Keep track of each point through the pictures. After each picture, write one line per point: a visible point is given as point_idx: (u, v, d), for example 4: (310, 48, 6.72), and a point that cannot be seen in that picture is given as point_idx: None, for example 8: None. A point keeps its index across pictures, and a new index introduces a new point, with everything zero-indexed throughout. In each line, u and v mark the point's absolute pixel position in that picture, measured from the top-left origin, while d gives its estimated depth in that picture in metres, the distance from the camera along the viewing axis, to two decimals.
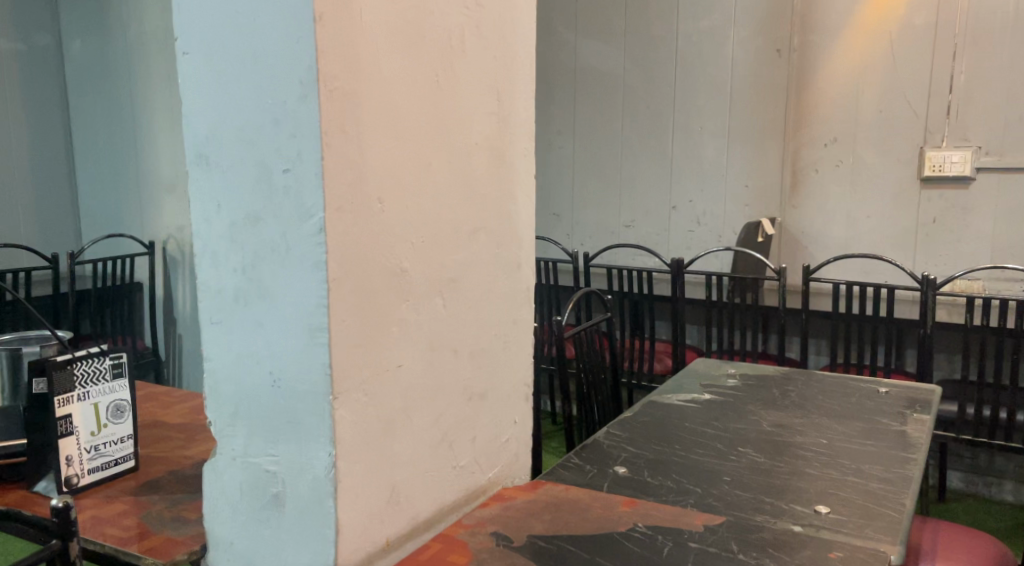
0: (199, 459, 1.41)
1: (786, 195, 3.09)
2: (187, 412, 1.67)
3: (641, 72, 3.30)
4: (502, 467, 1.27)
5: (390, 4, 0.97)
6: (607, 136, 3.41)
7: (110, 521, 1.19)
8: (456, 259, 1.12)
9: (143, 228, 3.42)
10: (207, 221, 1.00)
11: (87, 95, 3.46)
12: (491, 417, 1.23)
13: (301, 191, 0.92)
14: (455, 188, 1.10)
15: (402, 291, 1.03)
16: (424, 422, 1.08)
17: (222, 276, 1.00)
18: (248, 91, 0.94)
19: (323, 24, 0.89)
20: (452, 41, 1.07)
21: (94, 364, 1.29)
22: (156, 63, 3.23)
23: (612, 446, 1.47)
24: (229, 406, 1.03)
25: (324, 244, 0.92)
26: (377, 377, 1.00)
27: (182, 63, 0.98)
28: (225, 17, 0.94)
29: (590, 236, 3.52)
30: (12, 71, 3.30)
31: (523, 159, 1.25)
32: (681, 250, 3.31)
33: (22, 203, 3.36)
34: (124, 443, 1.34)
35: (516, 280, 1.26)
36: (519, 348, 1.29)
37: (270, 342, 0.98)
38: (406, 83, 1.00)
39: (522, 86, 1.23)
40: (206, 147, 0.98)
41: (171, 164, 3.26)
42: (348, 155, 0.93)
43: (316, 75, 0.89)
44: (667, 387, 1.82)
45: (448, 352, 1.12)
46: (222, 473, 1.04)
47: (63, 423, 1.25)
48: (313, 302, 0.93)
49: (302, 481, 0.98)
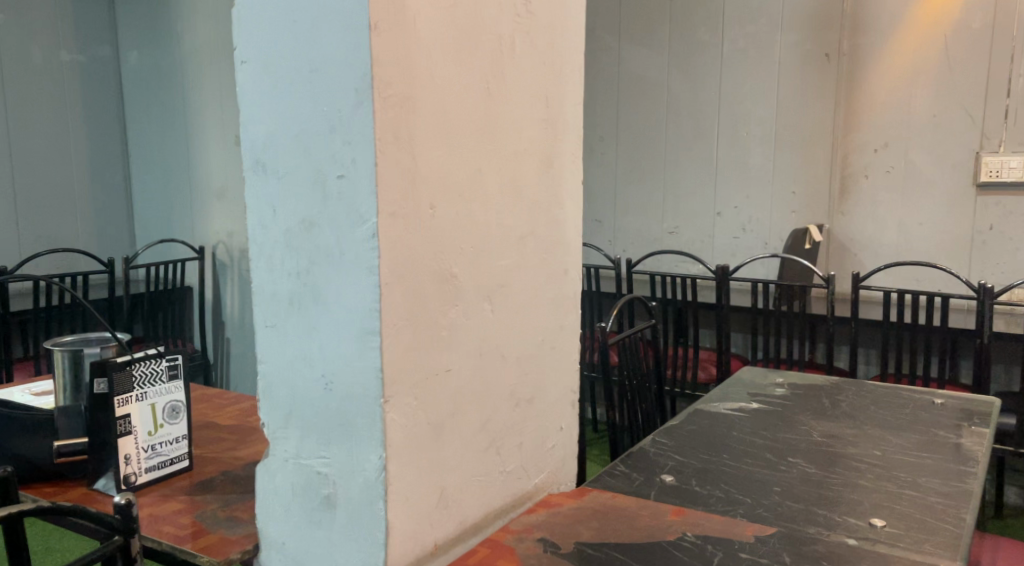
0: (250, 461, 1.44)
1: (834, 201, 3.04)
2: (237, 414, 1.70)
3: (686, 78, 3.27)
4: (548, 473, 1.27)
5: (444, 11, 0.98)
6: (651, 142, 3.39)
7: (166, 520, 1.22)
8: (505, 265, 1.12)
9: (193, 233, 3.49)
10: (263, 227, 1.02)
11: (142, 103, 3.55)
12: (538, 423, 1.23)
13: (355, 197, 0.94)
14: (504, 194, 1.11)
15: (451, 297, 1.03)
16: (472, 427, 1.09)
17: (276, 280, 1.02)
18: (303, 98, 0.96)
19: (378, 32, 0.90)
20: (502, 49, 1.08)
21: (152, 365, 1.32)
22: (208, 72, 3.30)
23: (658, 454, 1.46)
24: (282, 408, 1.05)
25: (377, 248, 0.93)
26: (427, 382, 1.01)
27: (240, 71, 1.00)
28: (283, 27, 0.96)
29: (633, 242, 3.49)
30: (72, 81, 3.40)
31: (571, 166, 1.25)
32: (726, 257, 3.27)
33: (79, 208, 3.46)
34: (179, 443, 1.37)
35: (564, 286, 1.27)
36: (566, 355, 1.29)
37: (323, 345, 0.99)
38: (458, 91, 1.01)
39: (571, 92, 1.24)
40: (263, 153, 1.00)
41: (221, 170, 3.33)
42: (401, 162, 0.94)
43: (370, 83, 0.90)
44: (714, 396, 1.80)
45: (496, 357, 1.13)
46: (274, 474, 1.06)
47: (122, 423, 1.28)
48: (366, 307, 0.95)
49: (352, 484, 0.99)
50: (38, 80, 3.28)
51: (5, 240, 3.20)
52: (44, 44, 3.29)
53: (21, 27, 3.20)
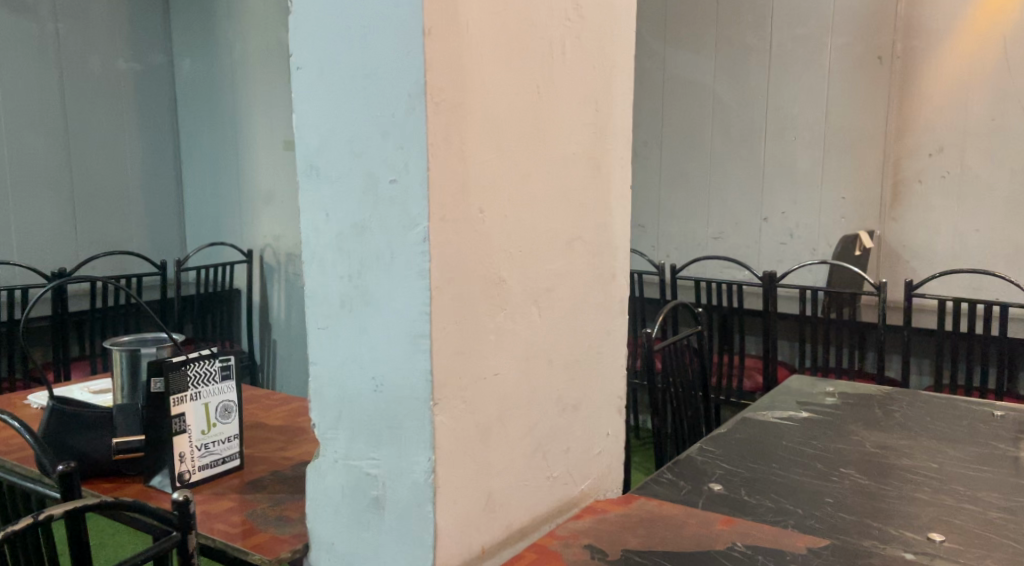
0: (299, 461, 1.46)
1: (885, 207, 2.98)
2: (286, 415, 1.73)
3: (733, 82, 3.23)
4: (594, 480, 1.27)
5: (495, 15, 0.98)
6: (696, 147, 3.36)
7: (219, 517, 1.24)
8: (552, 269, 1.12)
9: (242, 236, 3.56)
10: (316, 230, 1.04)
11: (194, 109, 3.63)
12: (585, 429, 1.23)
13: (406, 201, 0.95)
14: (553, 198, 1.11)
15: (500, 300, 1.04)
16: (519, 431, 1.09)
17: (328, 283, 1.03)
18: (357, 104, 0.97)
19: (432, 37, 0.91)
20: (552, 53, 1.08)
21: (205, 365, 1.34)
22: (258, 78, 3.37)
23: (705, 462, 1.45)
24: (332, 410, 1.06)
25: (428, 252, 0.94)
26: (475, 385, 1.01)
27: (296, 77, 1.02)
28: (337, 33, 0.98)
29: (677, 247, 3.46)
30: (127, 88, 3.49)
31: (620, 171, 1.25)
32: (773, 263, 3.21)
33: (133, 212, 3.54)
34: (231, 442, 1.40)
35: (611, 291, 1.26)
36: (613, 361, 1.28)
37: (374, 348, 1.00)
38: (509, 95, 1.01)
39: (620, 96, 1.23)
40: (317, 158, 1.02)
41: (270, 175, 3.39)
42: (452, 166, 0.95)
43: (423, 88, 0.91)
44: (761, 405, 1.78)
45: (543, 362, 1.13)
46: (324, 475, 1.07)
47: (177, 421, 1.31)
48: (415, 310, 0.95)
49: (401, 485, 1.00)
50: (96, 87, 3.37)
51: (63, 242, 3.29)
52: (102, 53, 3.39)
53: (79, 36, 3.29)
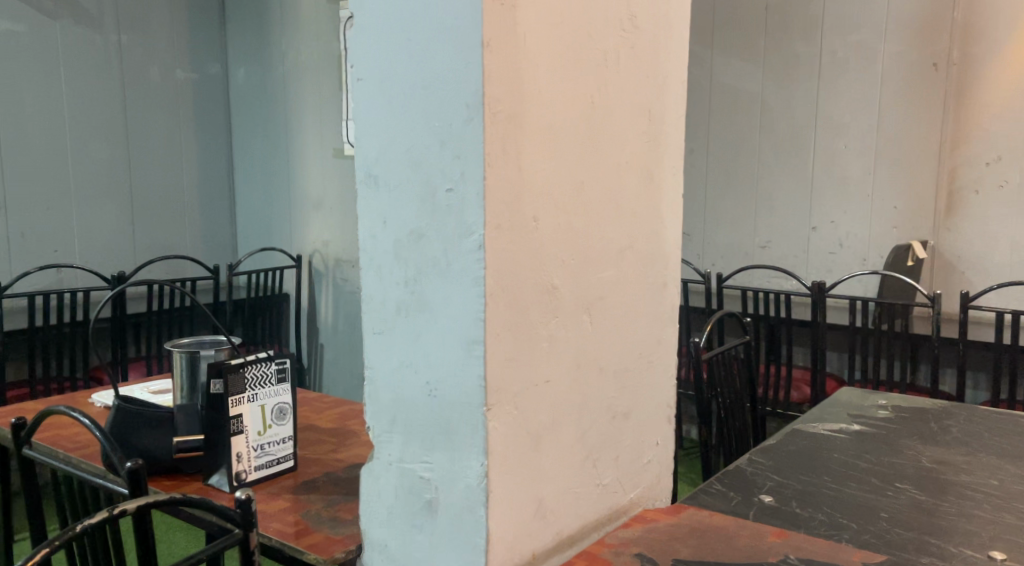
0: (351, 464, 1.49)
1: (940, 217, 2.91)
2: (337, 418, 1.76)
3: (782, 89, 3.18)
4: (643, 488, 1.26)
5: (553, 27, 0.99)
6: (742, 155, 3.31)
7: (275, 517, 1.27)
8: (604, 277, 1.13)
9: (292, 242, 3.62)
10: (373, 237, 1.06)
11: (247, 118, 3.70)
12: (635, 437, 1.23)
13: (463, 209, 0.96)
14: (606, 208, 1.12)
15: (552, 308, 1.05)
16: (570, 438, 1.10)
17: (385, 289, 1.05)
18: (416, 114, 0.99)
19: (490, 49, 0.92)
20: (607, 63, 1.09)
21: (262, 368, 1.38)
22: (309, 87, 3.43)
23: (755, 474, 1.43)
24: (386, 414, 1.08)
25: (483, 260, 0.95)
26: (528, 391, 1.02)
27: (356, 89, 1.05)
28: (398, 45, 1.00)
29: (723, 256, 3.42)
30: (184, 97, 3.57)
31: (672, 179, 1.25)
32: (822, 273, 3.16)
33: (188, 218, 3.63)
34: (286, 443, 1.43)
35: (662, 299, 1.26)
36: (664, 370, 1.28)
37: (428, 353, 1.02)
38: (564, 104, 1.02)
39: (674, 105, 1.23)
40: (376, 167, 1.04)
41: (320, 183, 3.46)
42: (507, 175, 0.96)
43: (481, 99, 0.92)
44: (812, 417, 1.75)
45: (594, 370, 1.13)
46: (378, 477, 1.09)
47: (235, 422, 1.34)
48: (470, 316, 0.97)
49: (455, 490, 1.01)
50: (155, 97, 3.46)
51: (121, 246, 3.38)
52: (162, 64, 3.48)
53: (140, 47, 3.39)
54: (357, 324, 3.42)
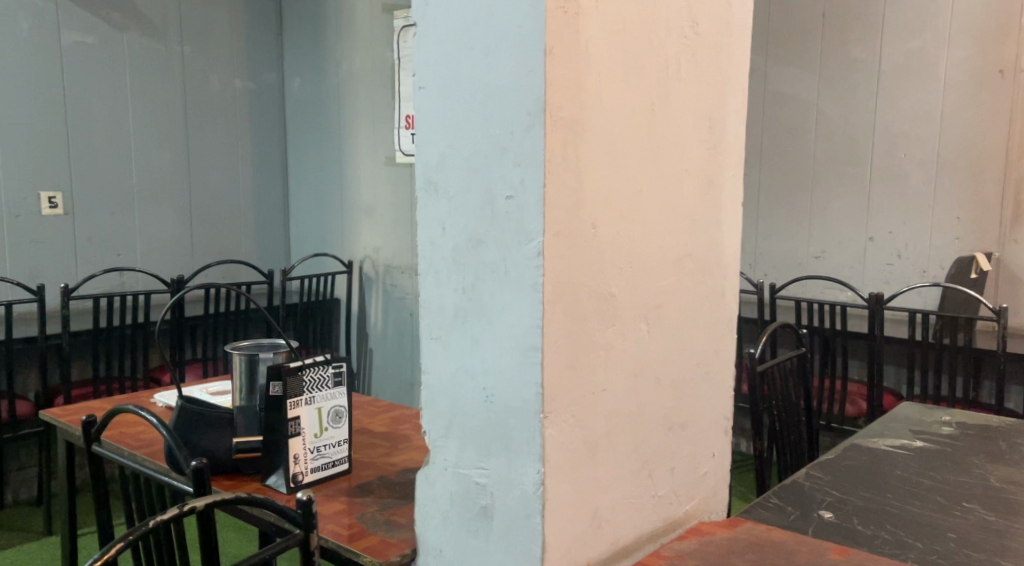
0: (404, 469, 1.50)
1: (1005, 227, 2.70)
2: (390, 421, 1.78)
3: (838, 96, 3.00)
4: (699, 500, 1.25)
5: (615, 34, 0.99)
6: (793, 158, 3.13)
7: (331, 518, 1.29)
8: (663, 286, 1.12)
9: (344, 249, 3.67)
10: (432, 243, 1.07)
11: (302, 126, 3.76)
12: (691, 448, 1.21)
13: (522, 216, 0.96)
14: (664, 216, 1.10)
15: (610, 316, 1.04)
16: (626, 448, 1.09)
17: (443, 294, 1.06)
18: (476, 122, 1.00)
19: (553, 56, 0.92)
20: (667, 70, 1.08)
21: (319, 371, 1.39)
22: (363, 97, 3.47)
23: (814, 489, 1.40)
24: (443, 418, 1.08)
25: (542, 266, 0.95)
26: (585, 400, 1.02)
27: (418, 97, 1.06)
28: (459, 53, 1.00)
29: (776, 266, 3.22)
30: (242, 106, 3.65)
31: (732, 188, 1.23)
32: (879, 285, 2.97)
33: (245, 224, 3.70)
34: (340, 446, 1.45)
35: (720, 309, 1.24)
36: (721, 381, 1.27)
37: (486, 359, 1.02)
38: (625, 112, 1.02)
39: (734, 113, 1.22)
40: (436, 174, 1.05)
41: (371, 190, 3.51)
42: (567, 182, 0.96)
43: (543, 106, 0.92)
44: (872, 432, 1.71)
45: (651, 380, 1.12)
46: (434, 482, 1.10)
47: (293, 424, 1.37)
48: (528, 323, 0.97)
49: (511, 496, 1.01)
50: (215, 106, 3.54)
51: (180, 250, 3.46)
52: (222, 74, 3.56)
53: (202, 58, 3.47)
54: (406, 329, 3.44)
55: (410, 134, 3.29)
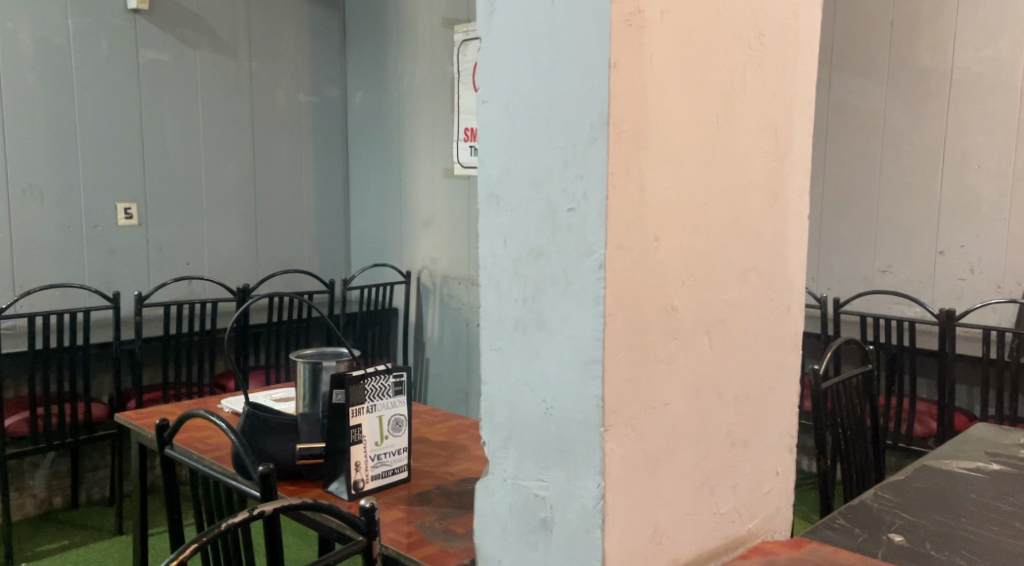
0: (463, 479, 1.51)
1: None
2: (448, 431, 1.79)
3: (908, 107, 2.87)
4: (762, 519, 1.22)
5: (679, 47, 0.99)
6: (857, 171, 3.02)
7: (391, 526, 1.31)
8: (726, 300, 1.11)
9: (403, 259, 3.71)
10: (494, 255, 1.08)
11: (363, 139, 3.82)
12: (754, 466, 1.19)
13: (584, 228, 0.96)
14: (728, 229, 1.09)
15: (672, 329, 1.03)
16: (687, 463, 1.07)
17: (504, 306, 1.07)
18: (539, 135, 1.00)
19: (617, 70, 0.92)
20: (733, 82, 1.07)
21: (381, 380, 1.41)
22: (422, 110, 3.52)
23: (883, 511, 1.36)
24: (503, 430, 1.09)
25: (604, 279, 0.95)
26: (646, 414, 1.01)
27: (482, 110, 1.07)
28: (522, 67, 1.01)
29: (839, 279, 3.10)
30: (306, 120, 3.73)
31: (797, 200, 1.21)
32: (949, 301, 2.83)
33: (308, 234, 3.78)
34: (400, 454, 1.47)
35: (785, 324, 1.22)
36: (786, 398, 1.24)
37: (545, 372, 1.02)
38: (689, 124, 1.01)
39: (801, 125, 1.20)
40: (499, 187, 1.06)
41: (430, 202, 3.54)
42: (630, 194, 0.96)
43: (606, 119, 0.92)
44: (945, 453, 1.66)
45: (713, 396, 1.10)
46: (493, 492, 1.10)
47: (355, 432, 1.39)
48: (589, 335, 0.96)
49: (570, 509, 1.01)
50: (281, 120, 3.63)
51: (245, 260, 3.54)
52: (287, 88, 3.64)
53: (270, 73, 3.56)
54: (463, 340, 3.47)
55: (468, 147, 3.32)
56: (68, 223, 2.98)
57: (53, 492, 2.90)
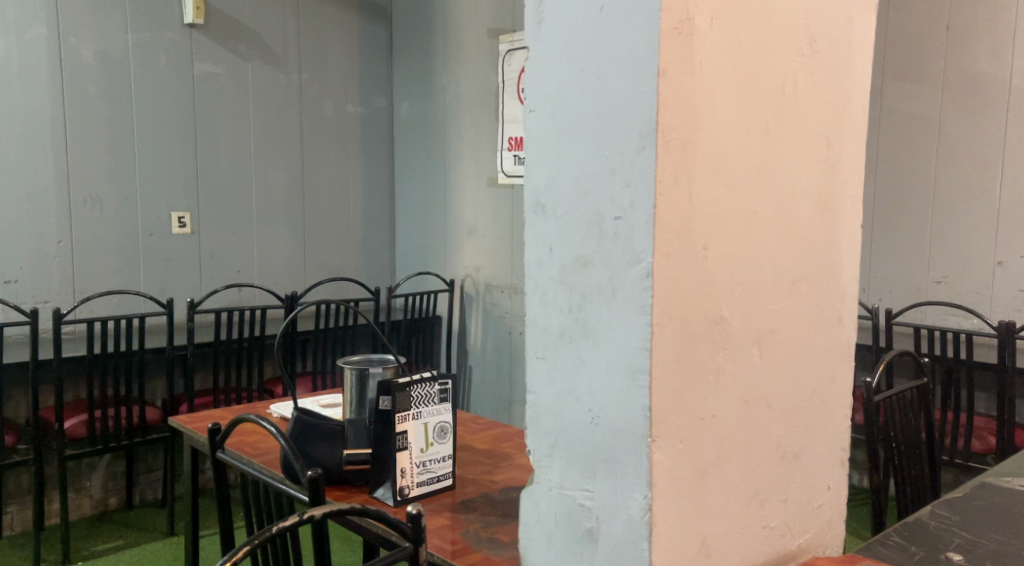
0: (507, 488, 1.52)
1: None
2: (492, 439, 1.79)
3: (963, 114, 2.80)
4: (813, 534, 1.20)
5: (729, 54, 0.98)
6: (911, 180, 2.95)
7: (436, 533, 1.32)
8: (776, 311, 1.09)
9: (447, 268, 3.73)
10: (540, 264, 1.08)
11: (409, 148, 3.86)
12: (805, 480, 1.17)
13: (632, 237, 0.96)
14: (777, 237, 1.07)
15: (721, 339, 1.02)
16: (736, 475, 1.06)
17: (550, 314, 1.07)
18: (586, 143, 1.00)
19: (666, 78, 0.92)
20: (784, 89, 1.05)
21: (426, 387, 1.42)
22: (467, 120, 3.54)
23: (940, 528, 1.33)
24: (548, 439, 1.08)
25: (651, 288, 0.94)
26: (694, 425, 1.00)
27: (529, 120, 1.07)
28: (571, 75, 1.01)
29: (891, 290, 3.02)
30: (354, 130, 3.78)
31: (850, 208, 1.19)
32: (1009, 312, 2.73)
33: (354, 243, 3.82)
34: (445, 462, 1.48)
35: (837, 335, 1.20)
36: (838, 412, 1.22)
37: (592, 381, 1.02)
38: (739, 133, 1.00)
39: (853, 133, 1.18)
40: (545, 195, 1.06)
41: (473, 211, 3.56)
42: (678, 203, 0.95)
43: (654, 127, 0.92)
44: (1005, 470, 1.61)
45: (763, 407, 1.09)
46: (539, 502, 1.10)
47: (401, 438, 1.40)
48: (636, 344, 0.96)
49: (617, 520, 1.00)
50: (330, 130, 3.68)
51: (293, 267, 3.60)
52: (335, 98, 3.69)
53: (318, 84, 3.62)
54: (506, 348, 3.47)
55: (512, 156, 3.33)
56: (125, 232, 3.06)
57: (109, 493, 2.98)
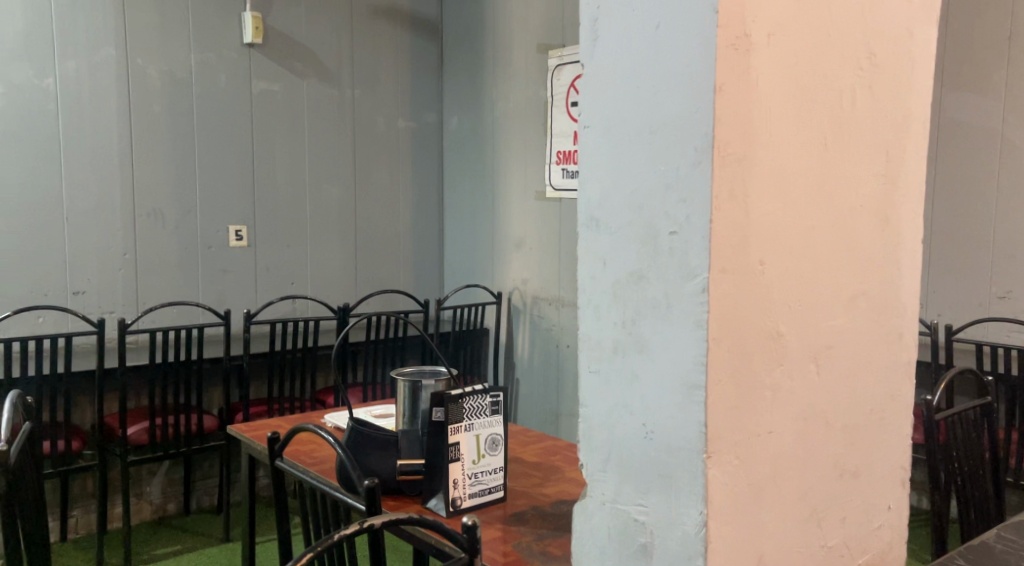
0: (558, 500, 1.52)
1: None
2: (542, 452, 1.79)
3: None
4: (874, 554, 1.17)
5: (787, 68, 0.97)
6: (972, 193, 2.87)
7: (488, 545, 1.32)
8: (835, 326, 1.07)
9: (495, 280, 3.75)
10: (593, 278, 1.08)
11: (459, 162, 3.89)
12: (864, 498, 1.15)
13: (687, 252, 0.95)
14: (835, 253, 1.06)
15: (778, 355, 1.01)
16: (794, 492, 1.04)
17: (603, 329, 1.07)
18: (641, 159, 1.00)
19: (722, 93, 0.92)
20: (843, 102, 1.04)
21: (478, 399, 1.43)
22: (516, 134, 3.56)
23: (1006, 552, 1.29)
24: (601, 452, 1.08)
25: (706, 304, 0.93)
26: (750, 441, 0.99)
27: (584, 135, 1.08)
28: (626, 89, 1.02)
29: (951, 306, 2.94)
30: (405, 144, 3.82)
31: (910, 223, 1.17)
32: None
33: (404, 255, 3.85)
34: (496, 473, 1.49)
35: (896, 352, 1.18)
36: (897, 428, 1.19)
37: (645, 396, 1.02)
38: (796, 148, 0.99)
39: (913, 147, 1.16)
40: (599, 210, 1.06)
41: (521, 223, 3.58)
42: (734, 218, 0.94)
43: (711, 143, 0.92)
44: None
45: (821, 424, 1.07)
46: (592, 515, 1.10)
47: (454, 449, 1.41)
48: (691, 359, 0.95)
49: (671, 536, 0.99)
50: (381, 144, 3.73)
51: (345, 279, 3.64)
52: (387, 114, 3.75)
53: (371, 100, 3.68)
54: (554, 361, 3.47)
55: (561, 169, 3.34)
56: (185, 245, 3.14)
57: (168, 499, 3.05)
